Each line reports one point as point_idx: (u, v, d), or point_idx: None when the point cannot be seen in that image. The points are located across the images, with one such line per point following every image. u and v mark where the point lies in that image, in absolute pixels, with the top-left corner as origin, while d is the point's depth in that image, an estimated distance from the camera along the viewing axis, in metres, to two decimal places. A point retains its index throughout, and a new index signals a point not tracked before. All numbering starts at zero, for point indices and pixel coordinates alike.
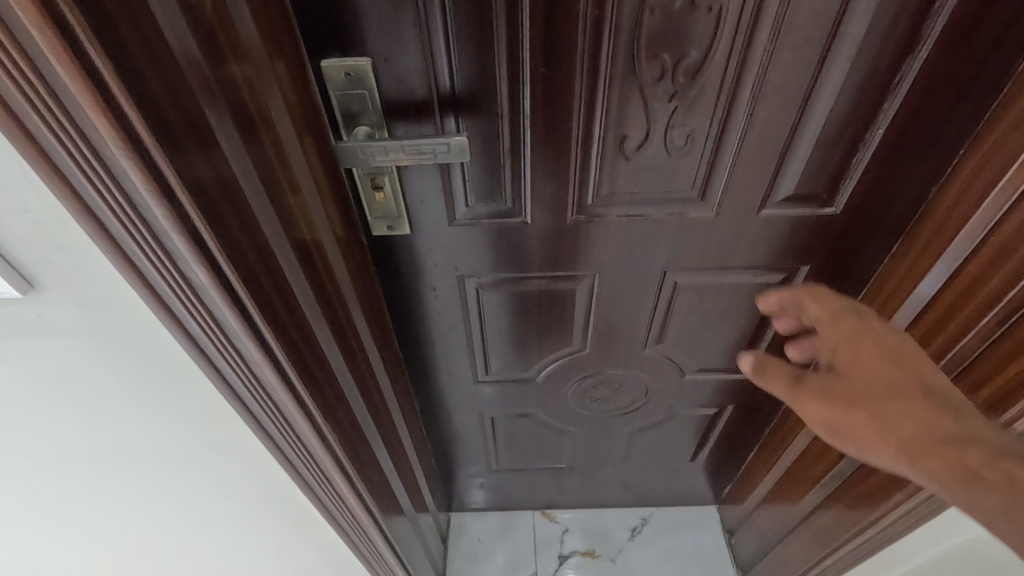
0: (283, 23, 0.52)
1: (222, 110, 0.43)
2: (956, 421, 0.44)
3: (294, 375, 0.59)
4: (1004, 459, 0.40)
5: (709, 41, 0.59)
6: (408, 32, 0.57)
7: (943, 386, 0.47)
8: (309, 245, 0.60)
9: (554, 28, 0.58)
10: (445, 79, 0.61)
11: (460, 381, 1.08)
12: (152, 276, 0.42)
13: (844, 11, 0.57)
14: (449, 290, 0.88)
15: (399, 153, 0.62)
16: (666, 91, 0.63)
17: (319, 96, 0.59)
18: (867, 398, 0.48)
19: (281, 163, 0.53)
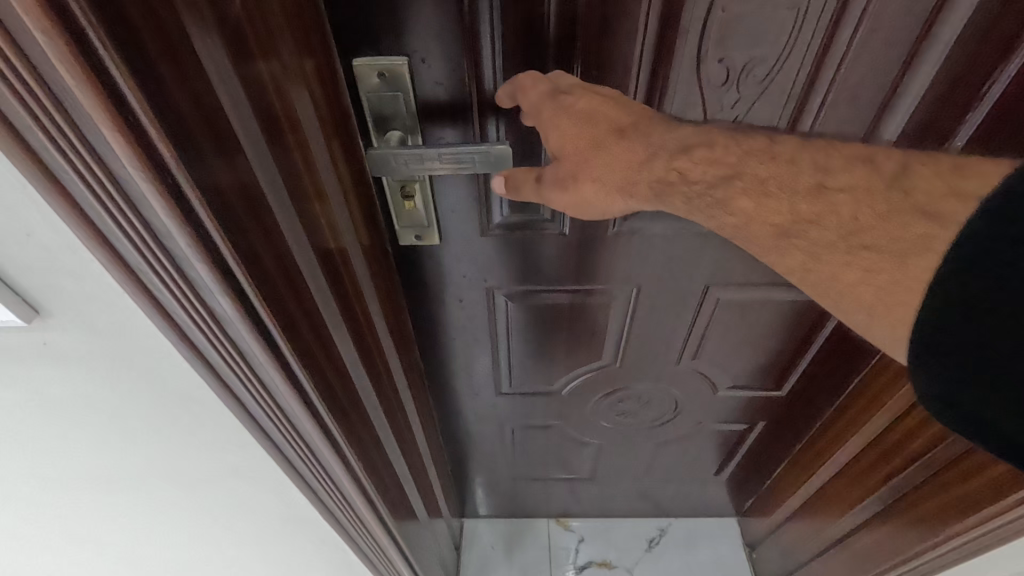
0: (313, 17, 0.47)
1: (249, 116, 0.38)
2: (637, 141, 0.49)
3: (318, 401, 0.54)
4: (677, 160, 0.48)
5: (782, 44, 0.52)
6: (446, 26, 0.51)
7: (630, 118, 0.50)
8: (334, 258, 0.55)
9: (607, 24, 0.52)
10: (487, 80, 0.56)
11: (480, 392, 1.04)
12: (172, 306, 0.37)
13: (939, 10, 0.50)
14: (477, 302, 0.83)
15: (435, 162, 0.57)
16: (728, 98, 0.56)
17: (349, 98, 0.54)
18: (592, 179, 0.51)
19: (308, 172, 0.48)
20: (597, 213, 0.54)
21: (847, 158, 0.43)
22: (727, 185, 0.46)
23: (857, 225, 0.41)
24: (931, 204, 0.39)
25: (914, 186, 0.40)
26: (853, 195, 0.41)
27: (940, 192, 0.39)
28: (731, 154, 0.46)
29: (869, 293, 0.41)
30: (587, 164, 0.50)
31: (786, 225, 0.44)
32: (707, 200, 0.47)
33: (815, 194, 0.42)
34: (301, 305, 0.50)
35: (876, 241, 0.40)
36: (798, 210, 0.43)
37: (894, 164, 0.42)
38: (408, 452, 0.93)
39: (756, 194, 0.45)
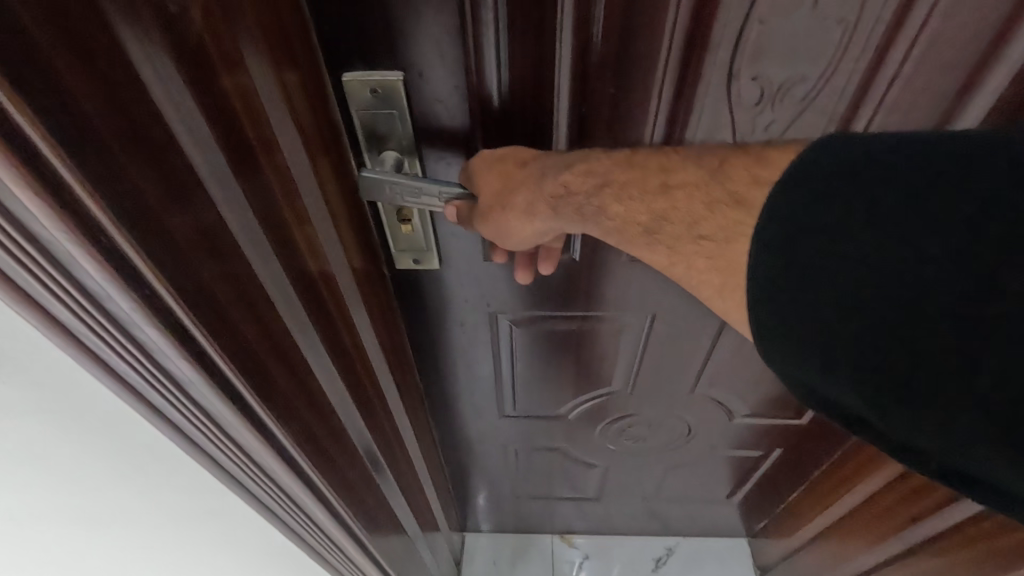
0: (298, 26, 0.42)
1: (216, 154, 0.33)
2: (534, 166, 0.50)
3: (301, 456, 0.49)
4: (562, 175, 0.47)
5: (827, 61, 0.46)
6: (449, 82, 0.49)
7: (533, 153, 0.51)
8: (323, 297, 0.50)
9: (621, 83, 0.49)
10: (491, 98, 0.50)
11: (482, 414, 0.99)
12: (120, 380, 0.31)
13: (981, 70, 0.46)
14: (479, 325, 0.78)
15: (434, 200, 0.52)
16: (761, 119, 0.50)
17: (338, 113, 0.49)
18: (508, 207, 0.50)
19: (291, 204, 0.42)
20: (523, 238, 0.54)
21: (685, 155, 0.43)
22: (601, 193, 0.46)
23: (695, 217, 0.40)
24: (741, 190, 0.37)
25: (728, 175, 0.39)
26: (687, 192, 0.41)
27: (742, 177, 0.38)
28: (599, 165, 0.46)
29: (714, 279, 0.39)
30: (497, 195, 0.50)
31: (648, 225, 0.43)
32: (589, 210, 0.47)
33: (661, 197, 0.42)
34: (281, 354, 0.44)
35: (711, 230, 0.39)
36: (653, 210, 0.42)
37: (715, 158, 0.41)
38: (404, 484, 0.88)
39: (623, 199, 0.44)
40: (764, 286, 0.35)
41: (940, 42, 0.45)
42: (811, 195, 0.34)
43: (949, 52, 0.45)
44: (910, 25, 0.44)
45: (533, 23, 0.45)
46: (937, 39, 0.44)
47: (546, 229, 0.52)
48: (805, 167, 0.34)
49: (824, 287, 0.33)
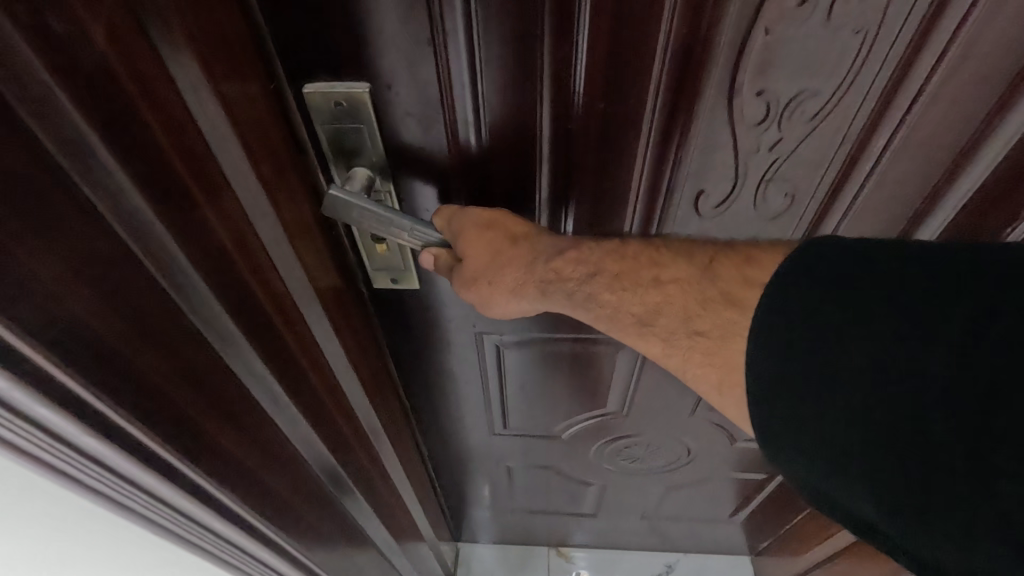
0: (242, 30, 0.35)
1: (130, 194, 0.28)
2: (528, 245, 0.46)
3: (258, 520, 0.44)
4: (553, 260, 0.45)
5: (841, 75, 0.41)
6: (428, 109, 0.45)
7: (527, 227, 0.46)
8: (289, 349, 0.43)
9: (609, 117, 0.45)
10: (467, 112, 0.45)
11: (473, 433, 0.95)
12: (8, 449, 0.27)
13: (994, 119, 0.43)
14: (465, 346, 0.74)
15: (400, 235, 0.48)
16: (767, 137, 0.45)
17: (293, 126, 0.44)
18: (492, 282, 0.46)
19: (241, 246, 0.36)
20: (502, 310, 0.50)
21: (673, 248, 0.42)
22: (593, 280, 0.43)
23: (693, 310, 0.39)
24: (731, 289, 0.38)
25: (718, 274, 0.39)
26: (679, 287, 0.40)
27: (731, 276, 0.38)
28: (590, 254, 0.44)
29: (713, 373, 0.39)
30: (483, 270, 0.45)
31: (642, 316, 0.41)
32: (580, 296, 0.44)
33: (653, 290, 0.41)
34: (230, 412, 0.38)
35: (706, 327, 0.38)
36: (646, 302, 0.41)
37: (704, 254, 0.40)
38: (400, 514, 0.84)
39: (616, 288, 0.43)
40: (768, 394, 0.36)
41: (955, 82, 0.41)
42: (807, 305, 0.35)
43: (961, 97, 0.42)
44: (922, 66, 0.40)
45: (511, 48, 0.41)
46: (952, 78, 0.41)
47: (530, 308, 0.49)
48: (799, 277, 0.36)
49: (822, 397, 0.34)
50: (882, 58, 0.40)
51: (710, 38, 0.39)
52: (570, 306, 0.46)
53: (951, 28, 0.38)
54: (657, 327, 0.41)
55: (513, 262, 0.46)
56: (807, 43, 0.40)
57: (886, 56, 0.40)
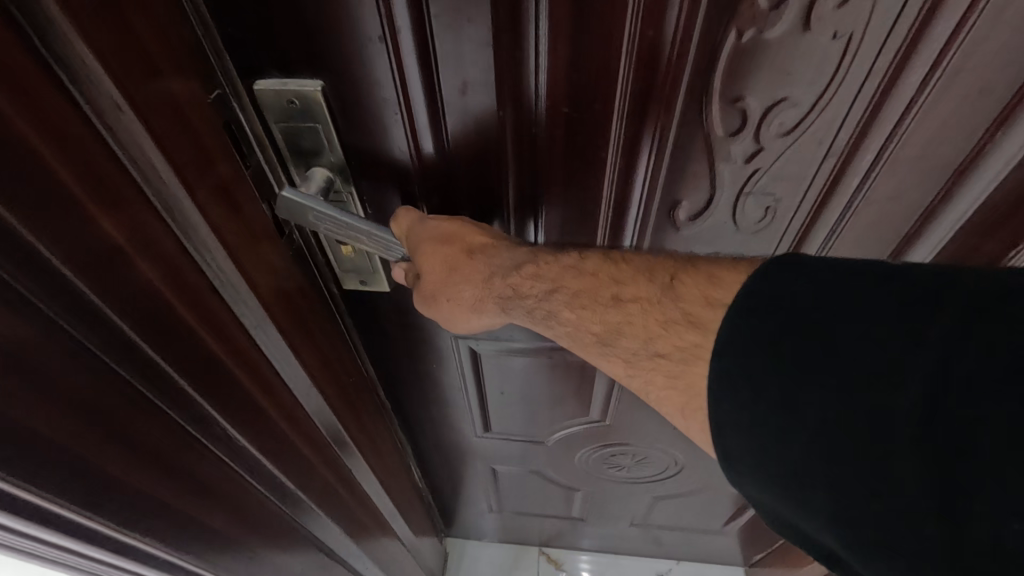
0: (171, 31, 0.33)
1: (23, 220, 0.26)
2: (485, 260, 0.44)
3: (183, 560, 0.41)
4: (511, 277, 0.43)
5: (822, 85, 0.39)
6: (385, 109, 0.42)
7: (485, 239, 0.44)
8: (231, 372, 0.41)
9: (573, 123, 0.43)
10: (420, 115, 0.43)
11: (454, 436, 0.92)
12: None
13: (994, 132, 0.40)
14: (440, 351, 0.70)
15: (360, 240, 0.46)
16: (744, 147, 0.43)
17: (241, 133, 0.42)
18: (450, 298, 0.46)
19: (161, 262, 0.34)
20: (468, 326, 0.49)
21: (635, 266, 0.38)
22: (552, 298, 0.40)
23: (653, 331, 0.35)
24: (693, 311, 0.34)
25: (681, 293, 0.35)
26: (640, 306, 0.36)
27: (694, 298, 0.34)
28: (547, 273, 0.41)
29: (676, 397, 0.35)
30: (442, 281, 0.45)
31: (603, 334, 0.38)
32: (540, 312, 0.42)
33: (614, 309, 0.37)
34: (158, 452, 0.36)
35: (667, 349, 0.35)
36: (609, 321, 0.37)
37: (667, 272, 0.36)
38: (377, 525, 0.80)
39: (576, 306, 0.39)
40: (730, 433, 0.32)
41: (949, 95, 0.39)
42: (771, 335, 0.30)
43: (958, 109, 0.40)
44: (910, 75, 0.38)
45: (469, 47, 0.39)
46: (947, 89, 0.39)
47: (495, 321, 0.47)
48: (761, 300, 0.31)
49: (779, 420, 0.30)
50: (870, 65, 0.38)
51: (681, 40, 0.37)
52: (530, 321, 0.44)
53: (942, 36, 0.36)
54: (620, 344, 0.37)
55: (470, 277, 0.44)
56: (784, 50, 0.37)
57: (874, 62, 0.38)
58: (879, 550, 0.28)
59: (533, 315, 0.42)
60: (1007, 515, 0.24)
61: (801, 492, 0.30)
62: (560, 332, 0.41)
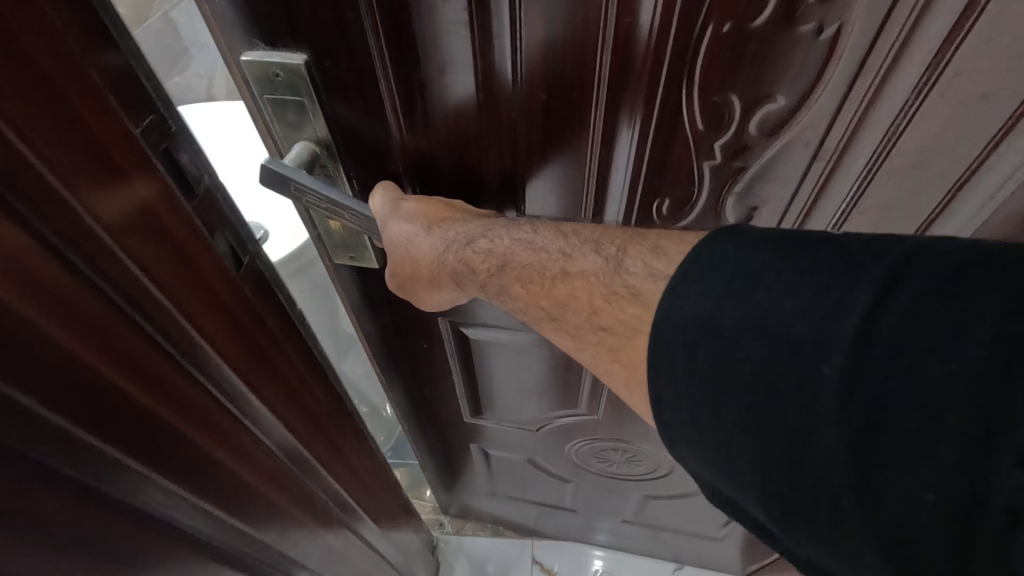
0: (74, 49, 0.29)
1: None
2: (439, 237, 0.44)
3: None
4: (463, 253, 0.44)
5: (806, 87, 0.41)
6: (365, 84, 0.43)
7: (445, 215, 0.45)
8: (167, 425, 0.37)
9: (551, 108, 0.44)
10: (383, 88, 0.43)
11: (445, 419, 0.92)
12: None
13: (998, 142, 0.43)
14: (426, 330, 0.71)
15: (340, 214, 0.48)
16: (732, 147, 0.45)
17: (186, 163, 0.37)
18: (418, 275, 0.48)
19: (72, 318, 0.30)
20: (441, 305, 0.52)
21: (584, 238, 0.38)
22: (503, 272, 0.41)
23: (596, 305, 0.35)
24: (637, 284, 0.33)
25: (625, 265, 0.34)
26: (585, 278, 0.36)
27: (639, 270, 0.34)
28: (497, 247, 0.41)
29: (616, 367, 0.35)
30: (403, 253, 0.46)
31: (551, 308, 0.38)
32: (492, 288, 0.43)
33: (563, 282, 0.37)
34: (79, 525, 0.32)
35: (609, 322, 0.35)
36: (555, 296, 0.38)
37: (616, 242, 0.36)
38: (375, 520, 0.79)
39: (524, 281, 0.40)
40: (666, 401, 0.31)
41: (943, 102, 0.41)
42: (707, 303, 0.30)
43: (953, 119, 0.42)
44: (901, 75, 0.40)
45: (446, 28, 0.40)
46: (944, 94, 0.40)
47: (457, 295, 0.49)
48: (698, 289, 0.30)
49: (716, 416, 0.30)
50: (858, 65, 0.39)
51: (661, 27, 0.38)
52: (486, 294, 0.45)
53: (938, 38, 0.37)
54: (566, 317, 0.37)
55: (426, 256, 0.46)
56: (768, 43, 0.39)
57: (862, 63, 0.39)
58: (797, 518, 0.28)
59: (487, 284, 0.43)
60: (921, 487, 0.25)
61: (737, 478, 0.30)
62: (515, 307, 0.42)
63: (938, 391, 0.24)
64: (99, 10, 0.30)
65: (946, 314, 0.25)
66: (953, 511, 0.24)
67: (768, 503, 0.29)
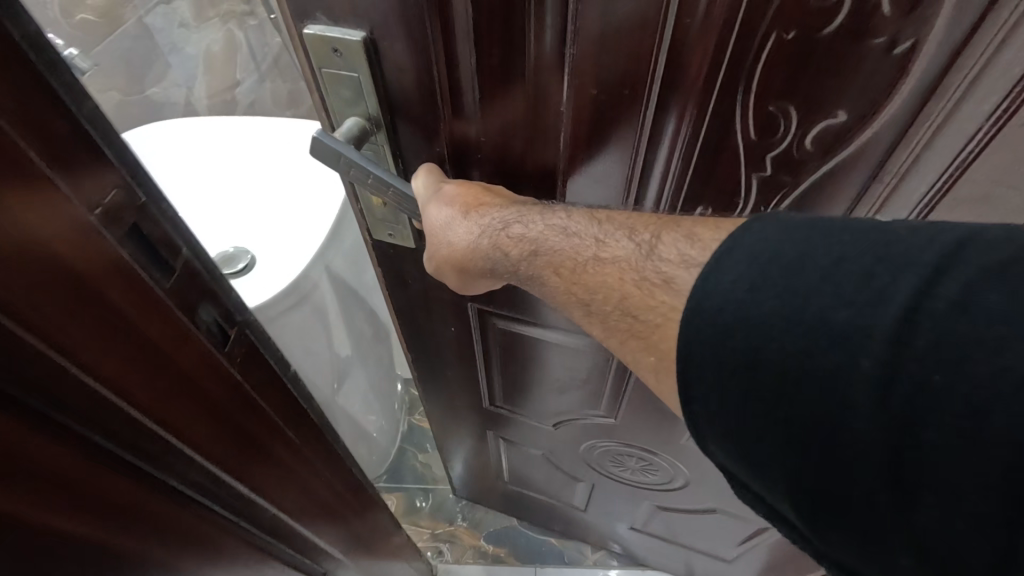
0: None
1: None
2: (476, 221, 0.45)
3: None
4: (499, 238, 0.44)
5: (871, 104, 0.40)
6: (421, 67, 0.44)
7: (481, 201, 0.46)
8: (101, 537, 0.32)
9: (602, 105, 0.44)
10: (438, 72, 0.44)
11: (465, 405, 0.93)
12: None
13: None
14: (454, 314, 0.72)
15: (381, 191, 0.50)
16: (790, 161, 0.45)
17: (160, 237, 0.31)
18: (453, 260, 0.48)
19: None
20: (477, 288, 0.52)
21: (619, 224, 0.38)
22: (536, 260, 0.42)
23: (627, 293, 0.35)
24: (669, 271, 0.33)
25: (658, 252, 0.34)
26: (618, 264, 0.36)
27: (672, 257, 0.34)
28: (532, 232, 0.42)
29: (644, 353, 0.35)
30: (440, 236, 0.47)
31: (582, 294, 0.39)
32: (524, 275, 0.43)
33: (595, 267, 0.37)
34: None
35: (638, 308, 0.35)
36: (586, 282, 0.38)
37: (650, 230, 0.36)
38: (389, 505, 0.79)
39: (556, 269, 0.40)
40: (694, 391, 0.31)
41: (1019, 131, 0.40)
42: (742, 292, 0.29)
43: None
44: (977, 96, 0.39)
45: (511, 20, 0.41)
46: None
47: (490, 280, 0.49)
48: (735, 286, 0.30)
49: (743, 415, 0.29)
50: (930, 83, 0.39)
51: (722, 38, 0.38)
52: (519, 280, 0.45)
53: (1019, 63, 0.37)
54: (595, 302, 0.38)
55: (462, 240, 0.46)
56: (837, 56, 0.38)
57: (935, 83, 0.39)
58: (824, 514, 0.28)
59: (519, 269, 0.44)
60: (957, 490, 0.24)
61: (764, 475, 0.30)
62: (547, 294, 0.42)
63: (983, 388, 0.24)
64: (33, 57, 0.24)
65: (999, 306, 0.24)
66: (989, 518, 0.23)
67: (794, 493, 0.29)
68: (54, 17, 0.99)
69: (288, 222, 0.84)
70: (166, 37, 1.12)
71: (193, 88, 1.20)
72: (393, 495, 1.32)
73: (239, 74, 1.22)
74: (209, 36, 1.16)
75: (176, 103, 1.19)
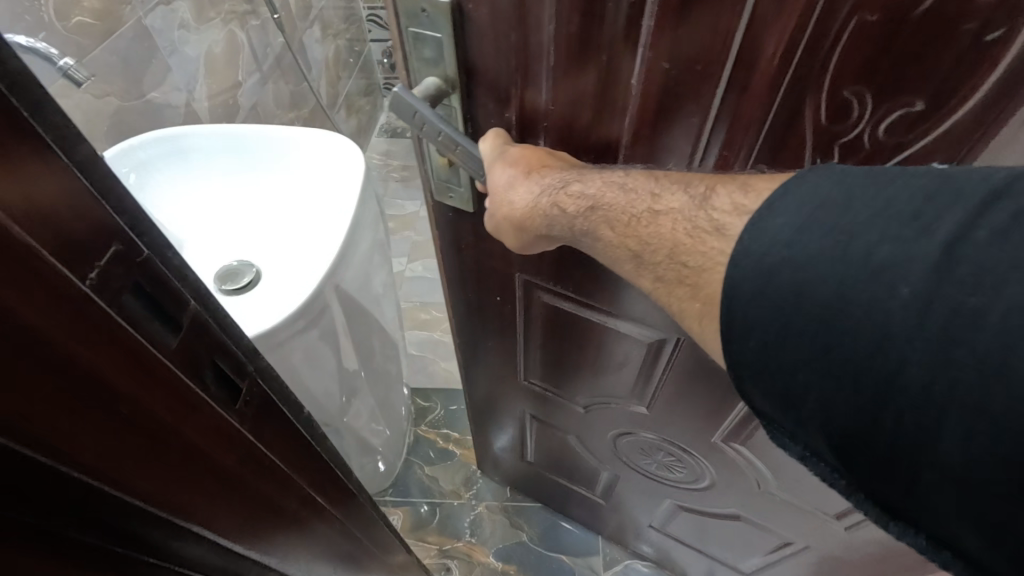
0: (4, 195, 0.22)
1: None
2: (535, 181, 0.47)
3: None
4: (556, 196, 0.46)
5: (952, 91, 0.40)
6: (501, 28, 0.47)
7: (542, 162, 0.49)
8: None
9: (673, 77, 0.45)
10: (516, 35, 0.47)
11: (501, 377, 0.96)
12: None
13: None
14: (500, 281, 0.75)
15: (449, 150, 0.53)
16: (861, 147, 0.45)
17: (167, 296, 0.32)
18: (510, 218, 0.51)
19: None
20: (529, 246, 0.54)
21: (676, 181, 0.39)
22: (591, 216, 0.44)
23: (679, 243, 0.37)
24: (722, 220, 0.35)
25: (712, 204, 0.36)
26: (672, 215, 0.38)
27: (726, 208, 0.35)
28: (587, 191, 0.44)
29: (691, 302, 0.36)
30: (501, 193, 0.49)
31: (634, 246, 0.40)
32: (579, 230, 0.45)
33: (649, 220, 0.39)
34: None
35: (689, 258, 0.36)
36: (639, 234, 0.40)
37: (705, 184, 0.37)
38: None
39: (610, 225, 0.42)
40: (737, 332, 0.32)
41: None
42: (789, 233, 0.31)
43: None
44: None
45: None
46: None
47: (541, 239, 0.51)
48: (786, 235, 0.31)
49: (785, 359, 0.30)
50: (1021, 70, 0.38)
51: (803, 16, 0.39)
52: (573, 236, 0.47)
53: None
54: (647, 253, 0.39)
55: (519, 195, 0.48)
56: (920, 41, 0.39)
57: None
58: (860, 453, 0.29)
59: (573, 225, 0.46)
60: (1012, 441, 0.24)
61: (805, 417, 0.31)
62: (600, 247, 0.44)
63: None
64: (20, 105, 0.23)
65: None
66: None
67: (829, 432, 0.30)
68: (50, 21, 0.89)
69: (314, 216, 0.88)
70: (165, 39, 1.14)
71: (192, 91, 1.24)
72: (398, 510, 1.31)
73: (241, 75, 1.38)
74: (210, 38, 1.26)
75: (175, 106, 1.20)
